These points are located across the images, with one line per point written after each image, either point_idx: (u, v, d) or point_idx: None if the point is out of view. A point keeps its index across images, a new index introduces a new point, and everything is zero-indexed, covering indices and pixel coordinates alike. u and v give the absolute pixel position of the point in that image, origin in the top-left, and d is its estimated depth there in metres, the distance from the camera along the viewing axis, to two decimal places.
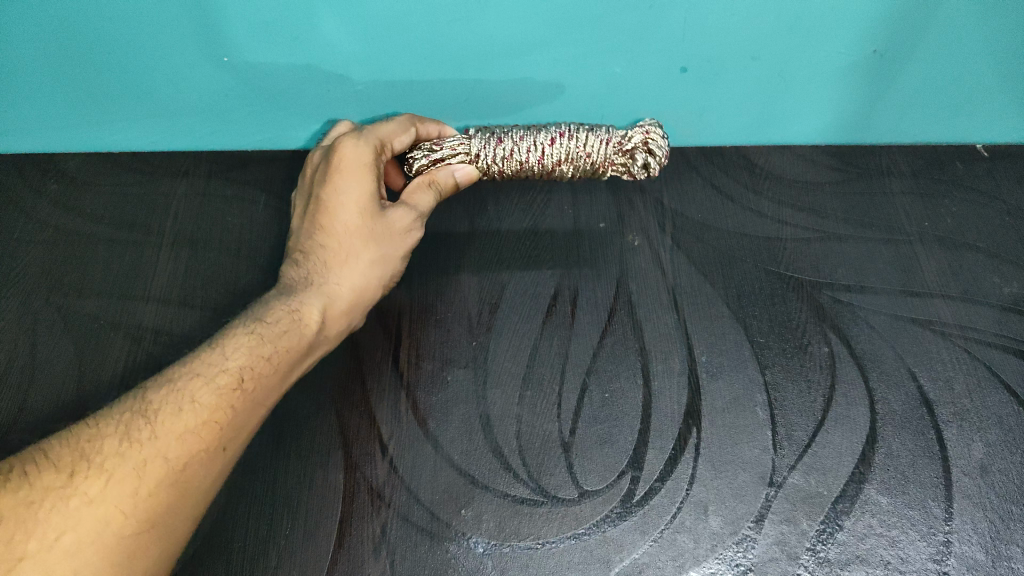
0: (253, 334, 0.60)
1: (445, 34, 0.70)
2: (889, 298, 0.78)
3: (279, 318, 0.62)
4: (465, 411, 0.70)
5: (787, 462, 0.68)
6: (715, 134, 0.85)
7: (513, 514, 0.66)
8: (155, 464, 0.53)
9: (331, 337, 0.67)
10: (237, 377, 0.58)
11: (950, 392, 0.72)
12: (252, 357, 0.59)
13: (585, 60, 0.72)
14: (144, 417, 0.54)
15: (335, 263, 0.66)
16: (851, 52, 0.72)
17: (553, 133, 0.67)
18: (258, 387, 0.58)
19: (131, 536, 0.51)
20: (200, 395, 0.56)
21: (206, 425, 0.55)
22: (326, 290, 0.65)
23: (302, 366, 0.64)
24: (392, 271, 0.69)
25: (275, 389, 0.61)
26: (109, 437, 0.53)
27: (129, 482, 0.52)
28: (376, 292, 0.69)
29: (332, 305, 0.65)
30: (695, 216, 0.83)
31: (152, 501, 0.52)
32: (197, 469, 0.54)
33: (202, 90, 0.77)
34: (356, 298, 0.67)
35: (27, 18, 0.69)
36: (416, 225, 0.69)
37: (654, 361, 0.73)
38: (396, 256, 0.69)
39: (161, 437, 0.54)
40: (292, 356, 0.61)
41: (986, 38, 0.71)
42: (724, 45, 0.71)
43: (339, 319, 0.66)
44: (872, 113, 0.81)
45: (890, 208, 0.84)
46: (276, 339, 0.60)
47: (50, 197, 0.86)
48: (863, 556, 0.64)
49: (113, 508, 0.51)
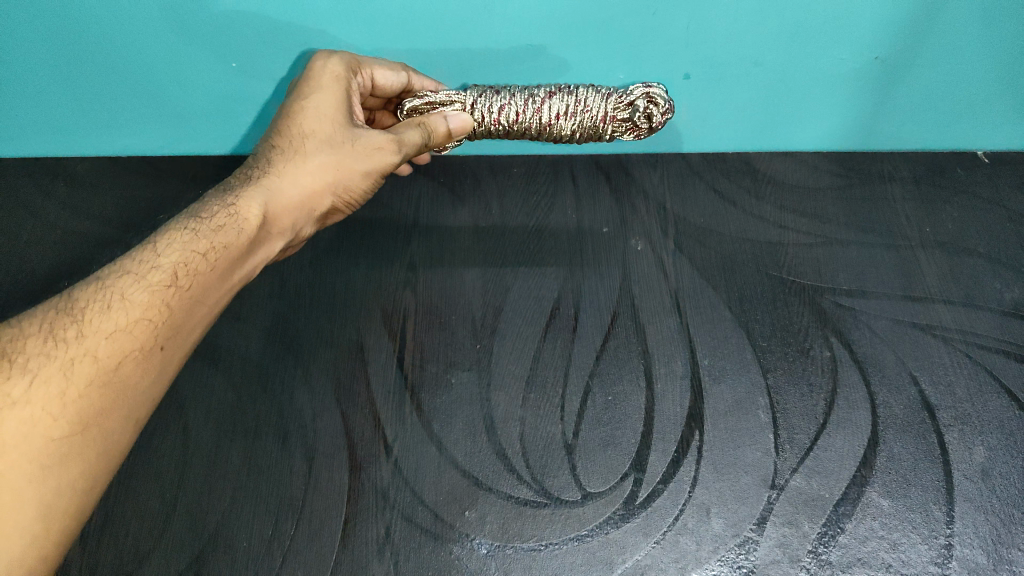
0: (191, 229, 0.57)
1: (449, 39, 0.71)
2: (891, 303, 0.78)
3: (217, 211, 0.58)
4: (469, 413, 0.71)
5: (789, 465, 0.68)
6: (717, 139, 0.85)
7: (516, 516, 0.66)
8: (85, 363, 0.49)
9: (270, 239, 0.62)
10: (171, 274, 0.54)
11: (951, 396, 0.72)
12: (188, 251, 0.55)
13: (588, 65, 0.73)
14: (71, 316, 0.51)
15: (282, 160, 0.62)
16: (852, 59, 0.73)
17: (551, 88, 0.66)
18: (194, 286, 0.55)
19: (61, 439, 0.47)
20: (132, 292, 0.52)
21: (138, 322, 0.52)
22: (270, 186, 0.61)
23: (242, 270, 0.60)
24: (346, 182, 0.64)
25: (214, 290, 0.57)
26: (32, 338, 0.49)
27: (56, 382, 0.48)
28: (324, 200, 0.64)
29: (276, 203, 0.61)
30: (697, 220, 0.84)
31: (83, 401, 0.48)
32: (132, 369, 0.51)
33: (209, 95, 0.78)
34: (302, 202, 0.63)
35: (38, 24, 0.70)
36: (381, 141, 0.64)
37: (657, 364, 0.74)
38: (354, 167, 0.64)
39: (89, 336, 0.50)
40: (231, 255, 0.57)
41: (987, 47, 0.71)
42: (725, 52, 0.72)
43: (281, 220, 0.62)
44: (873, 120, 0.81)
45: (892, 214, 0.84)
46: (211, 232, 0.57)
47: (58, 200, 0.87)
48: (865, 558, 0.65)
49: (40, 410, 0.47)
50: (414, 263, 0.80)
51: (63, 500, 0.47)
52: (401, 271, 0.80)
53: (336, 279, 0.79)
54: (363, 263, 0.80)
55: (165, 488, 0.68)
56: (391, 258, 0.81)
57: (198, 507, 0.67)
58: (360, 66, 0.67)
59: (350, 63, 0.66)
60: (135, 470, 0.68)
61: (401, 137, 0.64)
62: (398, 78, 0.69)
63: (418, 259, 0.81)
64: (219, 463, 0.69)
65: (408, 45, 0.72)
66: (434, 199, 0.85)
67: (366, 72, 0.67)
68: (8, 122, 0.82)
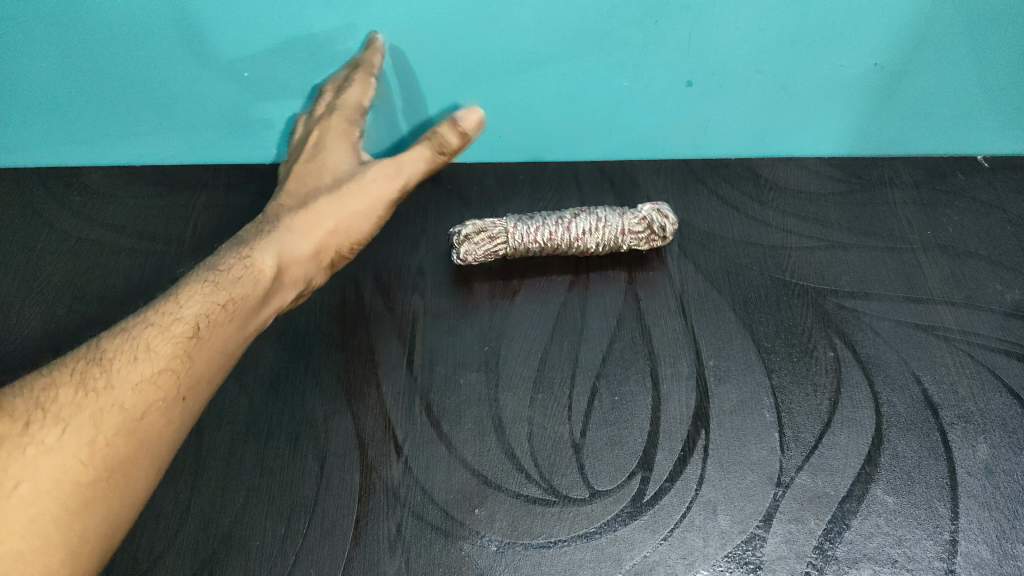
0: (209, 282, 0.60)
1: (463, 52, 0.75)
2: (893, 305, 0.79)
3: (233, 265, 0.62)
4: (478, 413, 0.72)
5: (795, 462, 0.69)
6: (719, 147, 0.89)
7: (525, 514, 0.66)
8: (112, 412, 0.51)
9: (293, 285, 0.67)
10: (194, 325, 0.57)
11: (954, 395, 0.73)
12: (208, 303, 0.58)
13: (598, 71, 0.78)
14: (99, 366, 0.53)
15: (290, 218, 0.68)
16: (853, 65, 0.78)
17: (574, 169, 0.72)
18: (214, 336, 0.58)
19: (89, 485, 0.48)
20: (156, 343, 0.55)
21: (162, 373, 0.54)
22: (282, 240, 0.66)
23: (263, 318, 0.63)
24: (352, 223, 0.70)
25: (235, 341, 0.60)
26: (63, 387, 0.51)
27: (85, 430, 0.50)
28: (335, 243, 0.69)
29: (289, 255, 0.66)
30: (702, 224, 0.85)
31: (111, 450, 0.50)
32: (156, 419, 0.53)
33: (223, 105, 0.80)
34: (315, 249, 0.68)
35: (61, 35, 0.72)
36: (379, 176, 0.71)
37: (663, 365, 0.75)
38: (356, 207, 0.70)
39: (117, 385, 0.52)
40: (248, 305, 0.61)
41: (977, 53, 0.76)
42: (726, 61, 0.77)
43: (298, 268, 0.67)
44: (871, 125, 0.86)
45: (892, 217, 0.86)
46: (229, 286, 0.60)
47: (73, 208, 0.88)
48: (871, 555, 0.65)
49: (71, 456, 0.48)
50: (423, 269, 0.82)
51: (88, 547, 0.48)
52: (411, 275, 0.81)
53: (347, 285, 0.81)
54: (373, 269, 0.82)
55: (178, 489, 0.68)
56: (398, 265, 0.82)
57: (212, 508, 0.67)
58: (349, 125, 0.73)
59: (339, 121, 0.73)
60: None
61: (397, 163, 0.71)
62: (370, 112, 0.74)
63: (427, 264, 0.82)
64: (232, 465, 0.69)
65: (420, 53, 0.75)
66: (442, 207, 0.87)
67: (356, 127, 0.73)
68: (23, 132, 0.84)
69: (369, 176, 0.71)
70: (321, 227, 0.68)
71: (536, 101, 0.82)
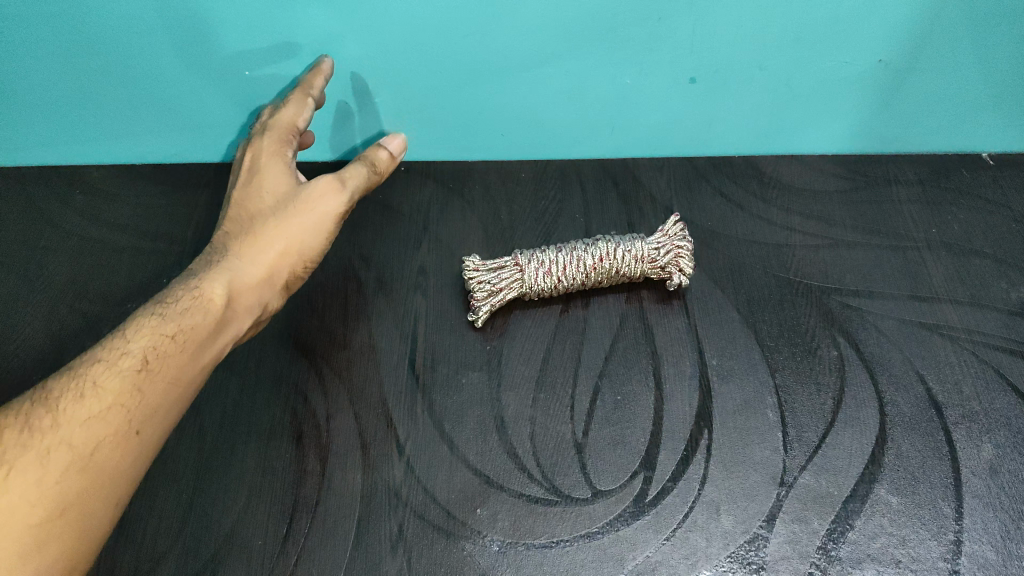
0: (157, 314, 0.60)
1: (463, 49, 0.76)
2: (897, 303, 0.79)
3: (182, 296, 0.62)
4: (480, 413, 0.72)
5: (798, 462, 0.69)
6: (722, 146, 0.89)
7: (528, 514, 0.66)
8: (60, 452, 0.51)
9: (247, 313, 0.66)
10: (141, 359, 0.57)
11: (958, 395, 0.73)
12: (156, 336, 0.59)
13: (601, 69, 0.78)
14: (45, 405, 0.53)
15: (240, 246, 0.68)
16: (856, 61, 0.78)
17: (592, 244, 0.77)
18: (165, 368, 0.58)
19: (39, 526, 0.49)
20: (104, 379, 0.55)
21: (111, 408, 0.54)
22: (232, 269, 0.66)
23: (217, 349, 0.63)
24: (303, 244, 0.69)
25: (189, 372, 0.60)
26: (8, 427, 0.52)
27: (32, 471, 0.50)
28: (287, 268, 0.69)
29: (239, 283, 0.66)
30: (705, 223, 0.85)
31: (60, 490, 0.51)
32: (108, 455, 0.53)
33: (226, 104, 0.81)
34: (267, 276, 0.68)
35: (66, 29, 0.73)
36: (328, 191, 0.70)
37: (665, 365, 0.75)
38: (307, 227, 0.69)
39: (63, 424, 0.53)
40: (200, 336, 0.61)
41: (977, 50, 0.77)
42: (731, 58, 0.77)
43: (250, 296, 0.66)
44: (875, 124, 0.86)
45: (897, 215, 0.86)
46: (177, 318, 0.60)
47: (75, 207, 0.87)
48: (874, 555, 0.64)
49: (18, 498, 0.49)
50: (425, 268, 0.82)
51: None
52: (413, 274, 0.81)
53: (349, 284, 0.81)
54: (375, 268, 0.82)
55: (181, 489, 0.68)
56: (400, 264, 0.82)
57: (214, 508, 0.67)
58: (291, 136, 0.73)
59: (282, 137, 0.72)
60: (152, 473, 0.69)
61: (343, 178, 0.71)
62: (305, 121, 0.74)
63: (429, 263, 0.82)
64: (235, 464, 0.69)
65: (424, 52, 0.76)
66: (444, 205, 0.87)
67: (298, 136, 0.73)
68: (26, 130, 0.84)
69: (315, 193, 0.70)
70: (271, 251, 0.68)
71: (538, 100, 0.82)
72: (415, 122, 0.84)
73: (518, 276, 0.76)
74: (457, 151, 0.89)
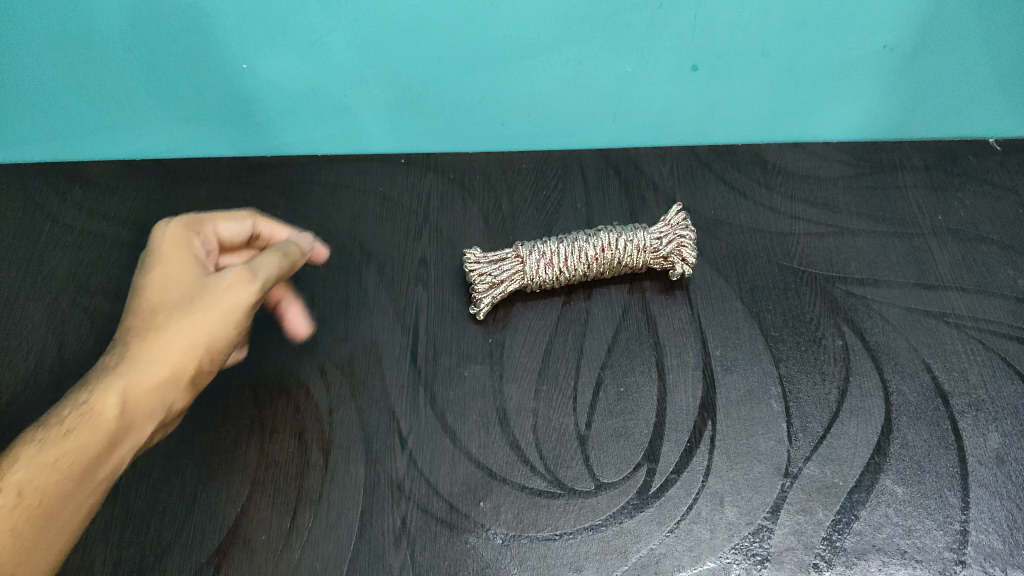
0: (37, 442, 0.61)
1: (464, 36, 0.77)
2: (903, 291, 0.78)
3: (68, 416, 0.63)
4: (483, 405, 0.71)
5: (803, 453, 0.68)
6: (724, 134, 0.89)
7: (531, 506, 0.66)
8: None
9: (145, 421, 0.65)
10: (14, 496, 0.57)
11: (965, 383, 0.72)
12: (32, 469, 0.59)
13: (602, 56, 0.79)
14: None
15: (138, 345, 0.66)
16: (860, 45, 0.79)
17: (593, 233, 0.76)
18: (42, 502, 0.58)
19: None
20: None
21: None
22: (127, 375, 0.64)
23: (108, 464, 0.64)
24: (206, 343, 0.66)
25: (66, 500, 0.61)
26: None
27: None
28: (191, 364, 0.65)
29: (134, 390, 0.64)
30: (709, 212, 0.84)
31: None
32: None
33: (229, 94, 0.82)
34: (167, 377, 0.65)
35: (77, 15, 0.74)
36: (234, 280, 0.67)
37: (668, 356, 0.74)
38: (209, 321, 0.66)
39: None
40: (87, 456, 0.61)
41: (976, 32, 0.79)
42: (733, 43, 0.78)
43: (146, 402, 0.64)
44: (878, 110, 0.86)
45: (903, 201, 0.85)
46: (61, 443, 0.61)
47: (75, 202, 0.87)
48: (879, 545, 0.64)
49: None
50: (426, 260, 0.81)
51: None
52: (414, 266, 0.81)
53: (350, 276, 0.80)
54: (376, 261, 0.81)
55: (184, 483, 0.68)
56: (401, 256, 0.82)
57: (217, 503, 0.67)
58: (204, 226, 0.75)
59: (190, 228, 0.75)
60: (155, 468, 0.69)
61: (254, 269, 0.68)
62: (242, 226, 0.76)
63: (430, 255, 0.82)
64: (237, 458, 0.69)
65: (430, 39, 0.77)
66: (445, 196, 0.86)
67: (209, 228, 0.75)
68: (26, 123, 0.84)
69: (221, 285, 0.66)
70: (175, 345, 0.65)
71: (540, 88, 0.83)
72: (417, 113, 0.85)
73: (519, 268, 0.76)
74: (458, 141, 0.88)
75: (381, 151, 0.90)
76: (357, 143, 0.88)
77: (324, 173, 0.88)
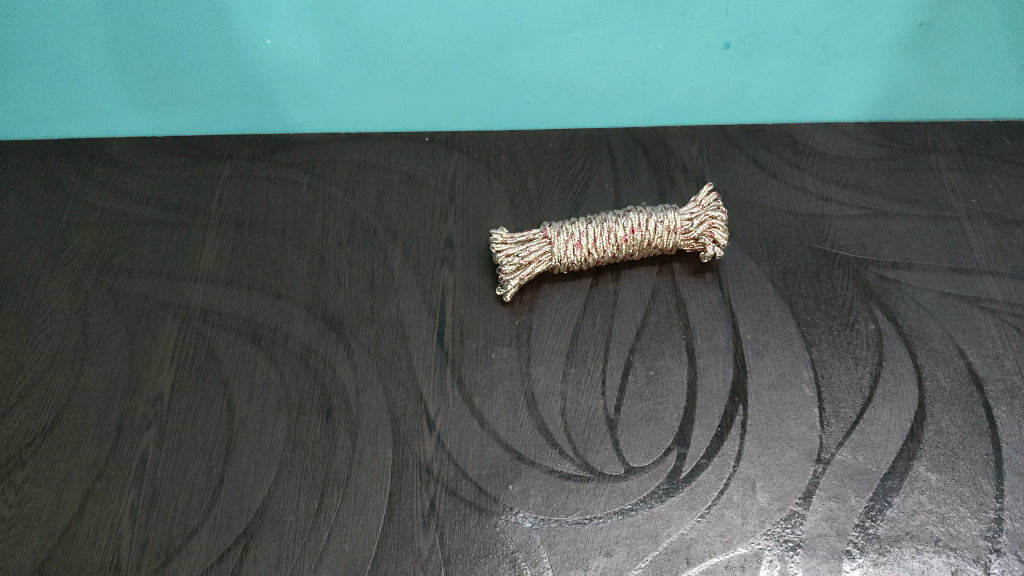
0: None
1: (492, 13, 0.76)
2: (937, 275, 0.77)
3: None
4: (511, 387, 0.71)
5: (835, 439, 0.68)
6: (754, 113, 0.87)
7: (560, 490, 0.66)
8: None
9: None
10: None
11: (999, 369, 0.71)
12: None
13: (633, 34, 0.78)
14: None
15: None
16: (895, 24, 0.78)
17: (624, 213, 0.75)
18: None
19: None
20: None
21: None
22: None
23: None
24: None
25: None
26: None
27: None
28: None
29: None
30: (739, 192, 0.83)
31: None
32: None
33: (252, 71, 0.81)
34: None
35: None
36: None
37: (699, 339, 0.73)
38: None
39: None
40: None
41: (1015, 11, 0.77)
42: (766, 20, 0.77)
43: None
44: (912, 90, 0.85)
45: (937, 183, 0.83)
46: None
47: (97, 179, 0.86)
48: (912, 533, 0.63)
49: None
50: (452, 240, 0.80)
51: None
52: (439, 246, 0.80)
53: (374, 256, 0.80)
54: (401, 240, 0.81)
55: (211, 464, 0.68)
56: (426, 237, 0.81)
57: (244, 484, 0.67)
58: None
59: None
60: (182, 448, 0.68)
61: None
62: None
63: (455, 235, 0.81)
64: (264, 439, 0.69)
65: (458, 13, 0.76)
66: (470, 175, 0.85)
67: None
68: (48, 100, 0.84)
69: None
70: None
71: (568, 66, 0.81)
72: (441, 91, 0.84)
73: (547, 250, 0.74)
74: (483, 120, 0.87)
75: (406, 129, 0.88)
76: (381, 121, 0.87)
77: (348, 152, 0.87)
